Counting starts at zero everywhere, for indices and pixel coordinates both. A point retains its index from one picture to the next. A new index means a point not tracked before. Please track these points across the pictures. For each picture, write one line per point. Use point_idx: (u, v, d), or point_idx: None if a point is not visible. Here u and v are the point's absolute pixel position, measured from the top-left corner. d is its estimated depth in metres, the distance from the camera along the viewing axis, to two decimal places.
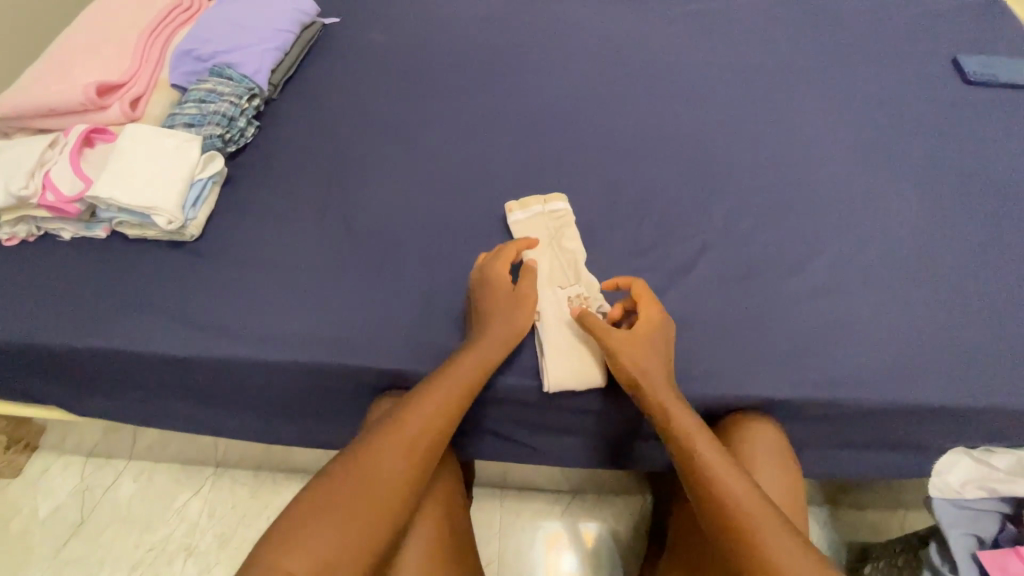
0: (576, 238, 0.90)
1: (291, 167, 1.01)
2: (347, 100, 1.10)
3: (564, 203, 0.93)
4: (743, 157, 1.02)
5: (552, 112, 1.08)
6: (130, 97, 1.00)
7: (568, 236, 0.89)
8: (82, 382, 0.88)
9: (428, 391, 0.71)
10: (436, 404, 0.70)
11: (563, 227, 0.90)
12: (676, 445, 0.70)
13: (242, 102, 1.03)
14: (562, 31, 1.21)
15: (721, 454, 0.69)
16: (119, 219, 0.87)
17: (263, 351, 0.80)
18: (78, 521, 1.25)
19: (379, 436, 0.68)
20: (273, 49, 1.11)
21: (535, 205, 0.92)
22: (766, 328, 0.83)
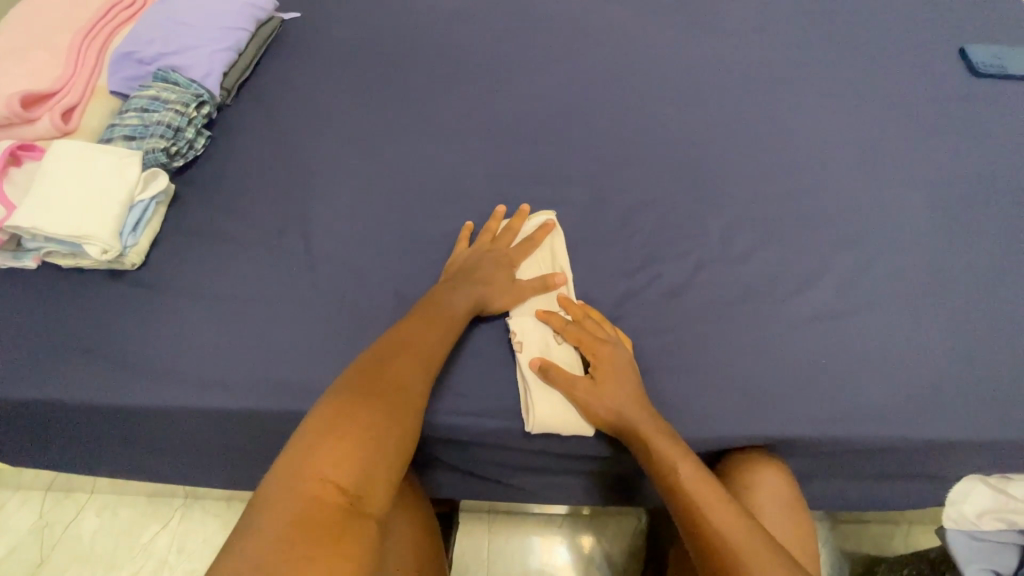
0: (567, 260, 0.83)
1: (246, 183, 0.92)
2: (309, 106, 1.01)
3: (554, 218, 0.86)
4: (737, 162, 0.95)
5: (533, 116, 0.99)
6: (62, 108, 0.90)
7: (559, 257, 0.83)
8: (15, 431, 0.79)
9: (425, 330, 0.68)
10: (436, 339, 0.68)
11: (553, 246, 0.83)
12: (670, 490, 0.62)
13: (189, 110, 0.93)
14: (542, 26, 1.12)
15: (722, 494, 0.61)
16: (48, 248, 0.78)
17: (215, 397, 0.73)
18: (37, 562, 1.17)
19: (390, 357, 0.63)
20: (225, 50, 1.01)
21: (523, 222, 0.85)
22: (767, 355, 0.76)
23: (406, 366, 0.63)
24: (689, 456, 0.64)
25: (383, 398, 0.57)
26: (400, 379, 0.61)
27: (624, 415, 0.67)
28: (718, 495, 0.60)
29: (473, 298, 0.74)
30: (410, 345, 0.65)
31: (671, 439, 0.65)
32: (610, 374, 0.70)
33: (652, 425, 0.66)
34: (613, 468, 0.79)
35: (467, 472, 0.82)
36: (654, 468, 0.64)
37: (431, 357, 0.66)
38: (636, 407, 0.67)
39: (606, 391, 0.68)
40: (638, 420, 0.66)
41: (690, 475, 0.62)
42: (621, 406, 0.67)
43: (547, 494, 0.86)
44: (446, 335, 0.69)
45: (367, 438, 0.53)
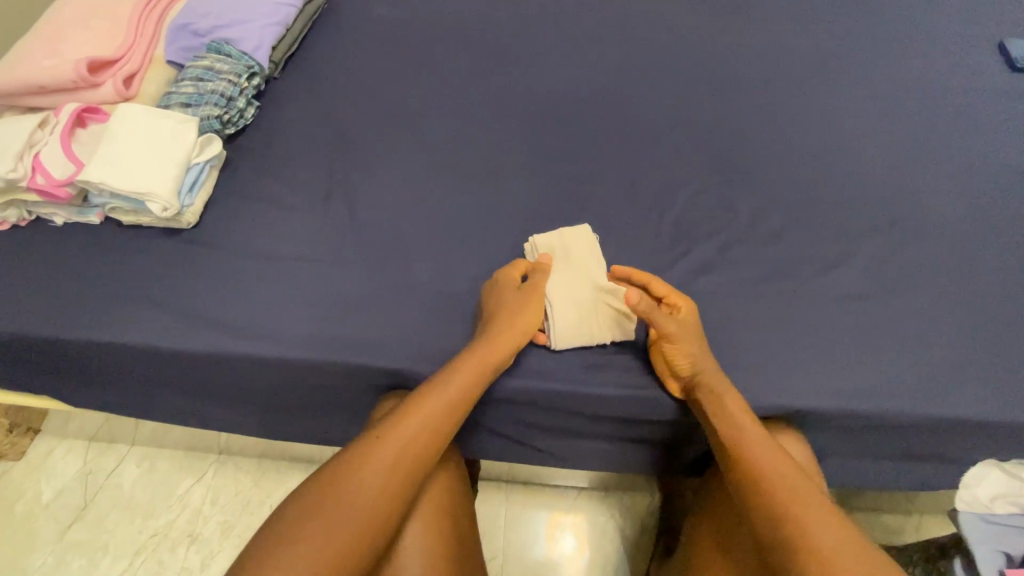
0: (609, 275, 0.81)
1: (293, 151, 0.96)
2: (351, 81, 1.05)
3: (593, 231, 0.86)
4: (768, 148, 0.96)
5: (568, 97, 1.02)
6: (124, 75, 0.95)
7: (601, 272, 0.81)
8: (79, 374, 0.86)
9: (419, 412, 0.67)
10: (425, 431, 0.66)
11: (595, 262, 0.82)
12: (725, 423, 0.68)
13: (241, 81, 0.98)
14: (579, 9, 1.13)
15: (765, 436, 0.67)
16: (112, 204, 0.84)
17: (262, 348, 0.77)
18: (81, 506, 1.25)
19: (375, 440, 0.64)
20: (274, 25, 1.05)
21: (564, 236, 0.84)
22: (789, 333, 0.79)
23: (386, 458, 0.63)
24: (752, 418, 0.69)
25: (354, 493, 0.60)
26: (370, 483, 0.61)
27: (698, 367, 0.71)
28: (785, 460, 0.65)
29: (478, 381, 0.70)
30: (393, 445, 0.64)
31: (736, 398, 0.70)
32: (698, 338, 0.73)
33: (712, 369, 0.72)
34: (632, 432, 0.83)
35: (493, 432, 0.86)
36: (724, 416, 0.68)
37: (415, 460, 0.65)
38: (707, 363, 0.72)
39: (681, 349, 0.71)
40: (711, 376, 0.71)
41: (755, 432, 0.67)
42: (700, 356, 0.72)
43: (569, 458, 0.90)
44: (437, 431, 0.67)
45: (328, 548, 0.56)
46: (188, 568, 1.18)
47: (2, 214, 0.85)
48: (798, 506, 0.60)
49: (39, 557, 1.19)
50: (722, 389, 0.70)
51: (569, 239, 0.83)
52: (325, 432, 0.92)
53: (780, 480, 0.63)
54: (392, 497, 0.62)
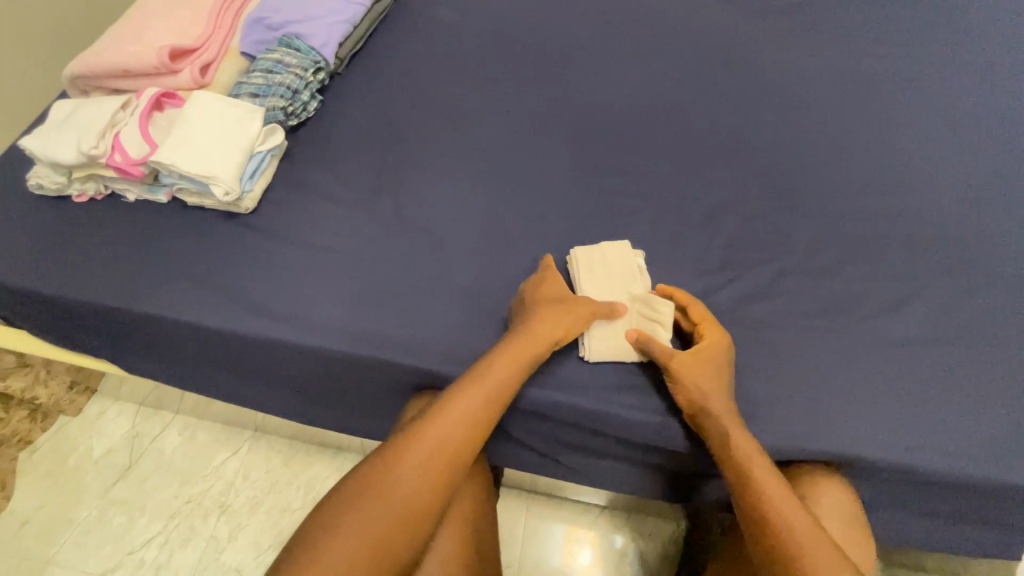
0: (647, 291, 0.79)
1: (349, 146, 0.98)
2: (411, 81, 1.07)
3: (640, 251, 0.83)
4: (833, 175, 0.92)
5: (625, 109, 1.00)
6: (201, 63, 1.01)
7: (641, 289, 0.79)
8: (135, 343, 0.90)
9: (449, 411, 0.66)
10: (456, 429, 0.66)
11: (636, 279, 0.80)
12: (748, 473, 0.64)
13: (307, 75, 1.01)
14: (643, 20, 1.11)
15: (788, 492, 0.63)
16: (179, 185, 0.88)
17: (302, 336, 0.79)
18: (125, 466, 1.32)
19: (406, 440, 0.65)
20: (342, 22, 1.08)
21: (610, 249, 0.81)
22: (841, 372, 0.74)
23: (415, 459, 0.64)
24: (761, 455, 0.65)
25: (382, 493, 0.62)
26: (414, 476, 0.63)
27: (697, 404, 0.69)
28: (790, 501, 0.62)
29: (518, 381, 0.69)
30: (434, 440, 0.65)
31: (757, 450, 0.65)
32: (720, 375, 0.70)
33: (726, 410, 0.68)
34: (665, 460, 0.80)
35: (522, 443, 0.86)
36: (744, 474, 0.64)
37: (446, 459, 0.65)
38: (713, 399, 0.68)
39: (677, 387, 0.70)
40: (713, 410, 0.68)
41: (761, 470, 0.64)
42: (700, 394, 0.68)
43: (596, 476, 0.88)
44: (485, 421, 0.67)
45: (358, 551, 0.58)
46: (216, 538, 1.23)
47: (82, 187, 0.91)
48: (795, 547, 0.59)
49: (84, 509, 1.27)
50: (725, 425, 0.67)
51: (619, 259, 0.80)
52: (355, 422, 0.94)
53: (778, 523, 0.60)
54: (423, 498, 0.62)
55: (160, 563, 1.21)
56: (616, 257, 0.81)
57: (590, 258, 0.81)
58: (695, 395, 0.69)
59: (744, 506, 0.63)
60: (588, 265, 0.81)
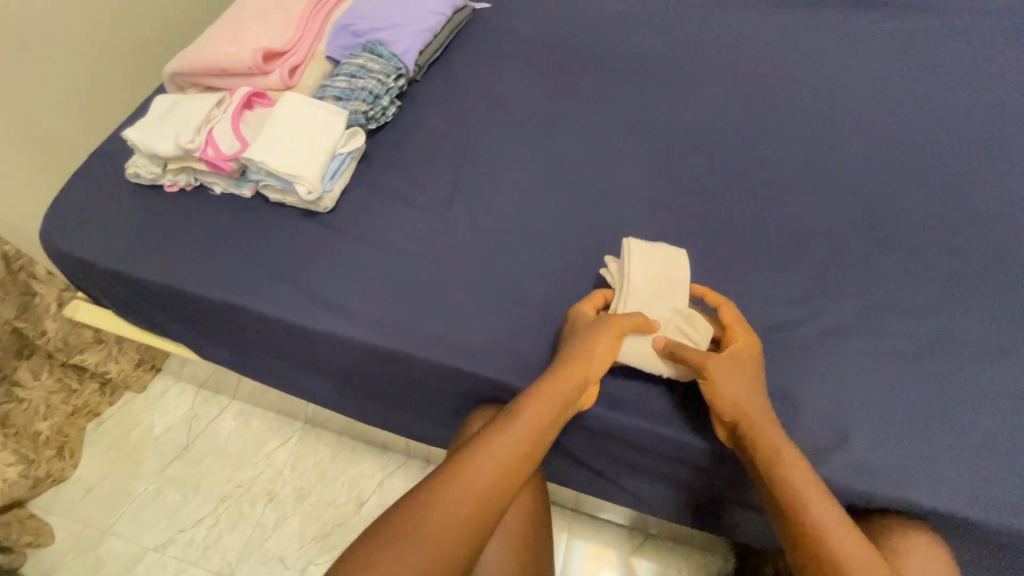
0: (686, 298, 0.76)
1: (424, 152, 1.00)
2: (487, 91, 1.08)
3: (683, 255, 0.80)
4: (925, 210, 0.87)
5: (703, 129, 0.99)
6: (290, 65, 1.05)
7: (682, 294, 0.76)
8: (211, 330, 0.94)
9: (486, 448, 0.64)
10: (493, 467, 0.63)
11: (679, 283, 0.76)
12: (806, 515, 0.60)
13: (389, 81, 1.04)
14: (725, 40, 1.10)
15: (848, 533, 0.60)
16: (265, 182, 0.91)
17: (374, 337, 0.81)
18: (183, 445, 1.37)
19: (441, 480, 0.62)
20: (424, 31, 1.11)
21: (655, 249, 0.78)
22: (931, 419, 0.70)
23: (450, 500, 0.61)
24: (826, 494, 0.62)
25: (418, 538, 0.58)
26: (451, 519, 0.60)
27: (736, 413, 0.66)
28: (858, 546, 0.59)
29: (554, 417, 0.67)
30: (473, 480, 0.62)
31: (813, 485, 0.62)
32: (757, 386, 0.68)
33: (772, 428, 0.65)
34: (731, 493, 0.77)
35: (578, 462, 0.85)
36: (801, 515, 0.60)
37: (484, 499, 0.62)
38: (754, 409, 0.65)
39: (714, 391, 0.67)
40: (762, 432, 0.64)
41: (824, 510, 0.60)
42: (739, 401, 0.66)
43: (654, 500, 0.86)
44: (522, 457, 0.65)
45: None
46: (263, 525, 1.26)
47: (174, 178, 0.95)
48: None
49: (143, 484, 1.33)
50: (782, 463, 0.62)
51: (663, 260, 0.77)
52: (411, 423, 0.95)
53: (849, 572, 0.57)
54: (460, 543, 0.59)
55: (209, 543, 1.25)
56: (649, 255, 0.77)
57: (638, 253, 0.77)
58: (735, 402, 0.66)
59: (807, 547, 0.60)
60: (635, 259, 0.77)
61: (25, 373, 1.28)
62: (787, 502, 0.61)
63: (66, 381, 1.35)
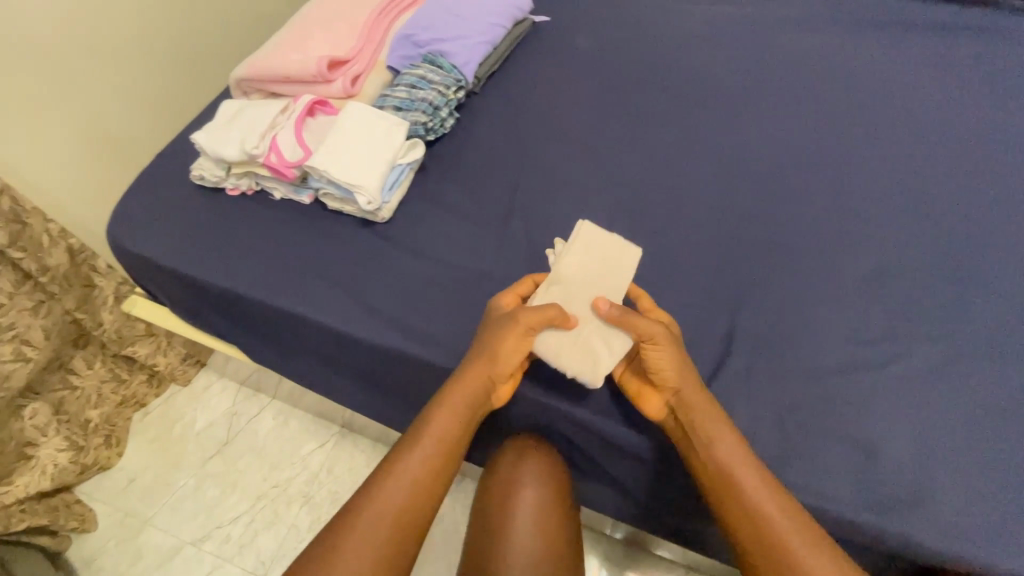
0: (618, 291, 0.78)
1: (482, 165, 1.00)
2: (546, 107, 1.08)
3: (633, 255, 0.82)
4: (998, 255, 0.85)
5: (765, 161, 0.98)
6: (352, 74, 1.05)
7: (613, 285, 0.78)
8: (265, 334, 0.95)
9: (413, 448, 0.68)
10: (421, 461, 0.68)
11: (615, 271, 0.79)
12: (731, 483, 0.65)
13: (449, 93, 1.04)
14: (787, 72, 1.09)
15: (772, 492, 0.64)
16: (325, 190, 0.92)
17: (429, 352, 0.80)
18: (223, 441, 1.39)
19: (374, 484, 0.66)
20: (484, 43, 1.11)
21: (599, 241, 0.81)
22: (1010, 475, 0.68)
23: (382, 501, 0.65)
24: (750, 455, 0.66)
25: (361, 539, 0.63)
26: (389, 517, 0.64)
27: (675, 374, 0.68)
28: (784, 518, 0.63)
29: (468, 405, 0.71)
30: (405, 478, 0.66)
31: (737, 447, 0.66)
32: (682, 351, 0.71)
33: (698, 392, 0.68)
34: None
35: (633, 488, 0.85)
36: (728, 484, 0.65)
37: (415, 493, 0.66)
38: (687, 373, 0.69)
39: (657, 353, 0.68)
40: (693, 400, 0.68)
41: (751, 486, 0.64)
42: (678, 362, 0.68)
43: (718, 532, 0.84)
44: (446, 444, 0.69)
45: None
46: (298, 527, 1.26)
47: (237, 182, 0.97)
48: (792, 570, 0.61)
49: (183, 477, 1.35)
50: (710, 441, 0.66)
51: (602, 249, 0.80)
52: None
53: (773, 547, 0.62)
54: (402, 535, 0.64)
55: (245, 541, 1.26)
56: (590, 249, 0.79)
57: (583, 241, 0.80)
58: (673, 362, 0.68)
59: (739, 512, 0.64)
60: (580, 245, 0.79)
61: (80, 362, 1.32)
62: (715, 471, 0.65)
63: (118, 372, 1.40)
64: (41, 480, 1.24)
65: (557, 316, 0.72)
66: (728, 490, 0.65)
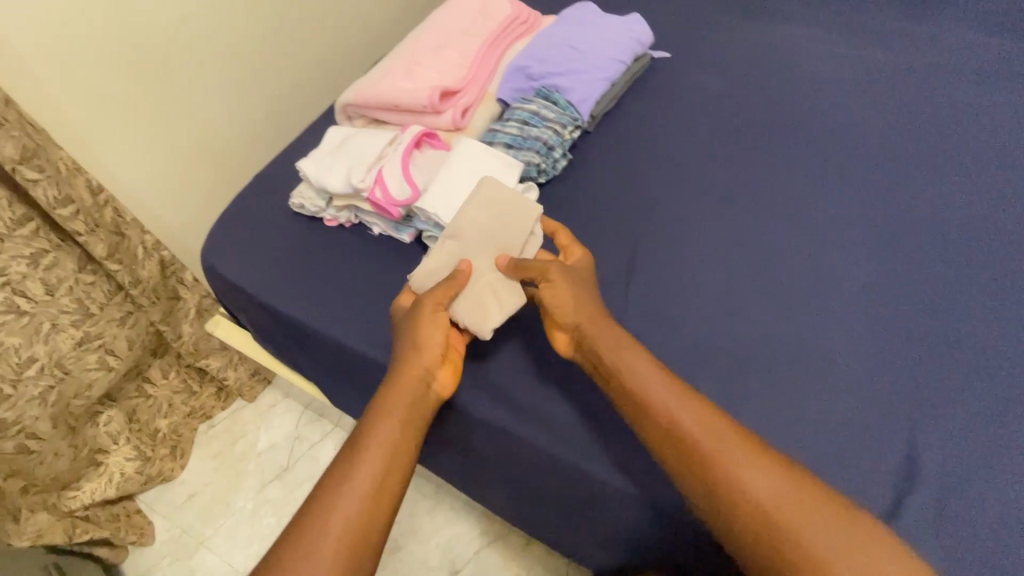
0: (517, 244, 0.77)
1: (594, 217, 0.92)
2: (666, 154, 0.98)
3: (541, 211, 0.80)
4: None
5: (929, 234, 0.84)
6: (462, 106, 1.00)
7: (511, 238, 0.77)
8: (350, 377, 0.90)
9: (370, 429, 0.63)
10: (378, 443, 0.62)
11: (513, 224, 0.78)
12: (691, 458, 0.59)
13: (564, 132, 0.97)
14: (956, 125, 0.93)
15: (756, 469, 0.57)
16: (431, 233, 0.86)
17: (537, 434, 0.75)
18: (283, 467, 1.35)
19: (330, 478, 0.59)
20: (602, 80, 1.03)
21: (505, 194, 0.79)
22: None
23: (339, 497, 0.58)
24: (708, 418, 0.61)
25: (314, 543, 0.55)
26: (344, 511, 0.57)
27: (570, 309, 0.70)
28: (745, 459, 0.58)
29: (423, 372, 0.68)
30: (362, 465, 0.60)
31: (676, 401, 0.62)
32: (587, 286, 0.74)
33: (605, 325, 0.69)
34: None
35: None
36: (686, 461, 0.59)
37: (374, 478, 0.59)
38: (589, 307, 0.71)
39: (551, 292, 0.71)
40: (600, 339, 0.68)
41: (694, 425, 0.60)
42: (572, 297, 0.71)
43: None
44: (405, 417, 0.65)
45: None
46: None
47: (336, 214, 0.92)
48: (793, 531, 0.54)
49: (241, 500, 1.31)
50: (646, 408, 0.62)
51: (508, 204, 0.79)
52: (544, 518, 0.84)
53: (765, 523, 0.54)
54: (361, 528, 0.56)
55: None
56: (486, 201, 0.78)
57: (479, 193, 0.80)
58: (569, 298, 0.71)
59: (722, 501, 0.57)
60: (474, 198, 0.79)
61: (156, 371, 1.31)
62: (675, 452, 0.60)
63: (189, 383, 1.37)
64: (106, 488, 1.23)
65: (468, 268, 0.74)
66: (690, 471, 0.59)
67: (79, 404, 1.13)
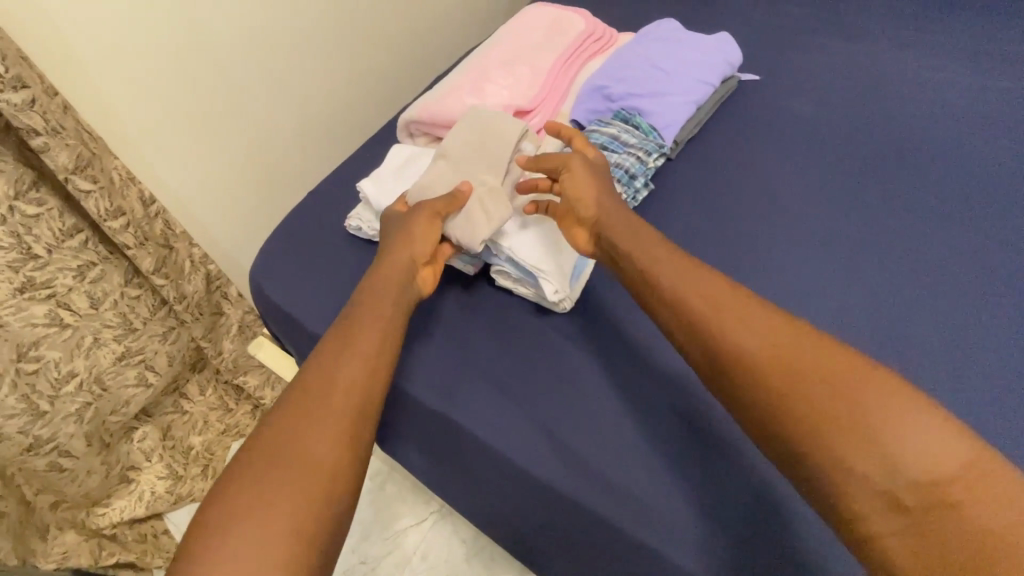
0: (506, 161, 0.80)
1: None
2: (757, 188, 0.88)
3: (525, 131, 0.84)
4: None
5: None
6: (534, 127, 0.92)
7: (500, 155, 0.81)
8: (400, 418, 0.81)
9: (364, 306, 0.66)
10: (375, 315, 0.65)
11: (501, 142, 0.81)
12: (708, 342, 0.57)
13: (648, 159, 0.88)
14: None
15: (765, 343, 0.54)
16: (501, 267, 0.80)
17: (618, 512, 0.64)
18: None
19: (327, 346, 0.62)
20: (689, 103, 0.93)
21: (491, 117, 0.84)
22: None
23: (339, 357, 0.60)
24: (739, 301, 0.58)
25: (314, 394, 0.57)
26: (342, 368, 0.59)
27: (586, 199, 0.73)
28: (753, 333, 0.55)
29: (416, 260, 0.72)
30: (360, 331, 0.63)
31: (688, 275, 0.61)
32: (605, 181, 0.75)
33: (621, 213, 0.71)
34: None
35: None
36: (706, 348, 0.57)
37: (372, 342, 0.62)
38: (607, 198, 0.73)
39: (569, 184, 0.74)
40: (615, 226, 0.70)
41: (694, 299, 0.59)
42: (589, 189, 0.73)
43: None
44: (399, 298, 0.68)
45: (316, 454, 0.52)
46: None
47: None
48: (807, 408, 0.50)
49: None
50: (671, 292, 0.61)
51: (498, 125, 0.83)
52: None
53: (792, 388, 0.51)
54: (359, 383, 0.59)
55: None
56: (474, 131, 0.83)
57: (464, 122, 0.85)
58: (586, 191, 0.73)
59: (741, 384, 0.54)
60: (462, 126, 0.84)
61: (193, 386, 1.26)
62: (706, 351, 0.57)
63: (226, 400, 1.30)
64: (135, 507, 1.18)
65: (468, 189, 0.77)
66: (723, 361, 0.55)
67: (116, 420, 1.08)
